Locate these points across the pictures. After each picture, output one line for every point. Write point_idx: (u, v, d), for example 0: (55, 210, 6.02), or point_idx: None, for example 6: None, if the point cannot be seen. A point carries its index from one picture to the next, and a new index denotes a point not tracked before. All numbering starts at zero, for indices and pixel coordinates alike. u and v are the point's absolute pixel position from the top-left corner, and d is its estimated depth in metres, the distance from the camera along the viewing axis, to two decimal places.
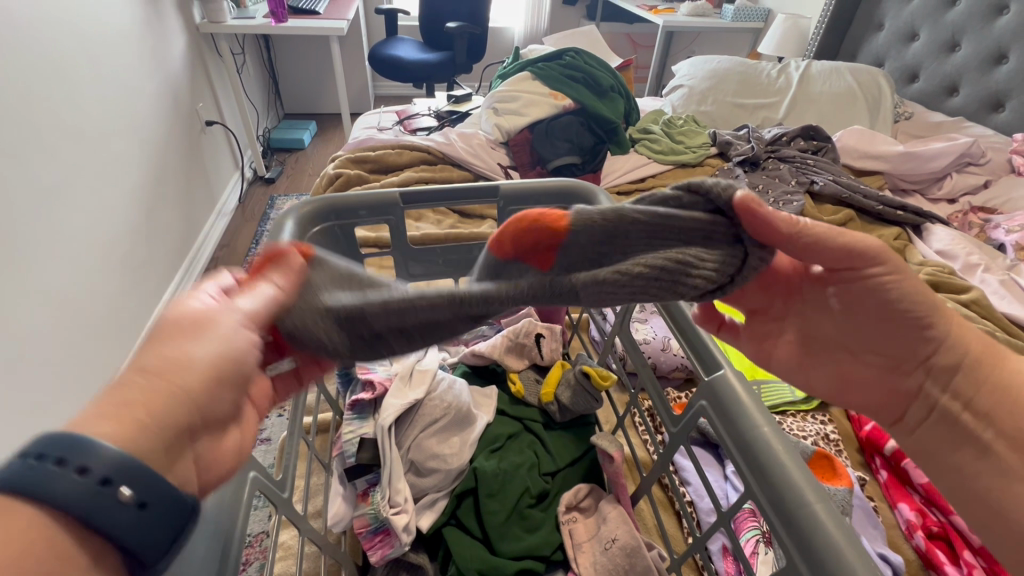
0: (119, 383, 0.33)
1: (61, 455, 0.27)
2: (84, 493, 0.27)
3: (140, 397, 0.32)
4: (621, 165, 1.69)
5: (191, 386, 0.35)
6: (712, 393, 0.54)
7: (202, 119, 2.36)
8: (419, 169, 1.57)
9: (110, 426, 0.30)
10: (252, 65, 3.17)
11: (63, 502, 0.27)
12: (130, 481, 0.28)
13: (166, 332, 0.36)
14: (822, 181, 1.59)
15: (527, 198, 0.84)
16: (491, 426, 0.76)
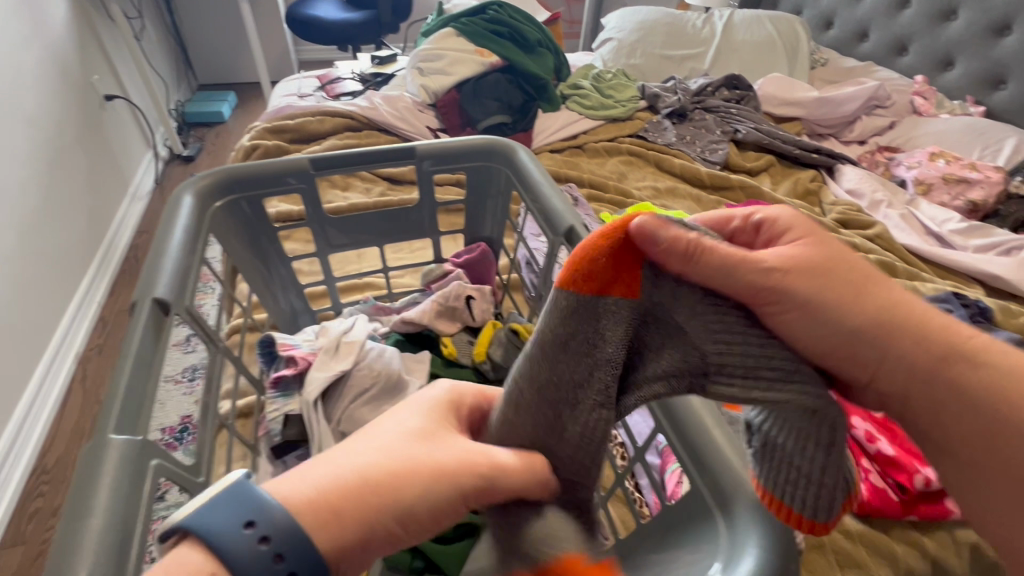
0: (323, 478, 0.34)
1: (253, 521, 0.31)
2: (246, 552, 0.30)
3: (338, 499, 0.33)
4: (553, 122, 1.68)
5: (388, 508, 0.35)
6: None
7: (99, 93, 2.13)
8: (343, 137, 1.49)
9: (317, 518, 0.32)
10: (154, 31, 2.88)
11: (236, 563, 0.30)
12: (293, 554, 0.31)
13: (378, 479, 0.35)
14: (744, 130, 1.64)
15: (446, 159, 0.81)
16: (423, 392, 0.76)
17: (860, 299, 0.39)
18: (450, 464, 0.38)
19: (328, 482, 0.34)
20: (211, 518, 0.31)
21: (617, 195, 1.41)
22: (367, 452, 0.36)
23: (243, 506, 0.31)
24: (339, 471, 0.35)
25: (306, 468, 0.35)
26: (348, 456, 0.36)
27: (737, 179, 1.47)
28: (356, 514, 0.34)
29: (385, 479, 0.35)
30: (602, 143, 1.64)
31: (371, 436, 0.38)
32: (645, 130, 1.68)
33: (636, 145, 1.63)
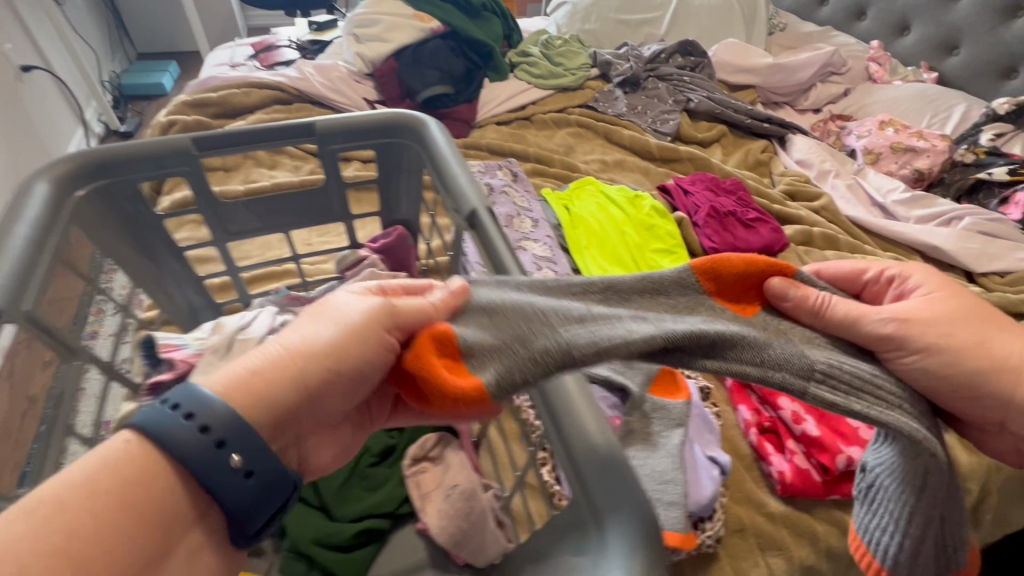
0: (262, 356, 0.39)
1: (192, 412, 0.34)
2: (189, 439, 0.34)
3: (264, 382, 0.38)
4: (500, 92, 1.59)
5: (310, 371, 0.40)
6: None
7: (12, 64, 1.94)
8: (271, 110, 1.39)
9: (250, 399, 0.37)
10: None
11: (182, 450, 0.34)
12: (236, 441, 0.35)
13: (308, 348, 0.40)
14: (697, 99, 1.59)
15: (349, 136, 0.74)
16: None
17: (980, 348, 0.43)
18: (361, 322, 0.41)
19: (246, 372, 0.37)
20: (152, 418, 0.34)
21: (562, 169, 1.36)
22: (281, 341, 0.40)
23: (179, 396, 0.35)
24: (272, 353, 0.40)
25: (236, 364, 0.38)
26: (271, 348, 0.40)
27: (686, 150, 1.42)
28: (281, 386, 0.38)
29: (305, 351, 0.40)
30: (551, 114, 1.56)
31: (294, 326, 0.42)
32: (596, 100, 1.61)
33: (586, 116, 1.56)
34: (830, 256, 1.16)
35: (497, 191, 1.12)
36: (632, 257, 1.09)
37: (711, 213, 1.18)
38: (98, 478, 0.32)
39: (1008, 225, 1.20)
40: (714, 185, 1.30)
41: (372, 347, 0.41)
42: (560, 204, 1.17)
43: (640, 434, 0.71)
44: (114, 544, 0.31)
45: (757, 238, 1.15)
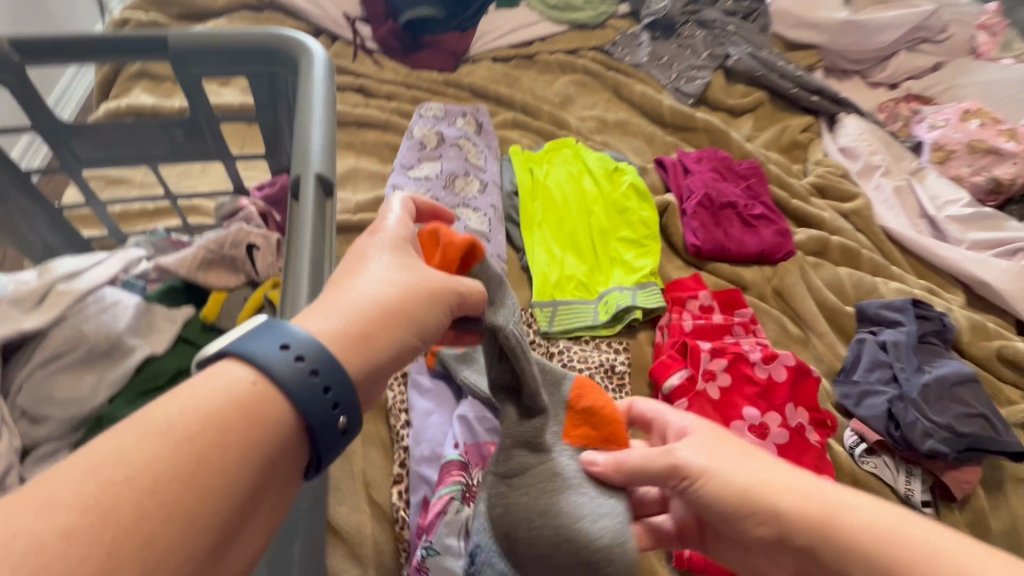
0: (351, 292, 0.35)
1: (291, 343, 0.29)
2: (283, 368, 0.28)
3: (365, 329, 0.33)
4: (503, 21, 1.36)
5: (404, 312, 0.35)
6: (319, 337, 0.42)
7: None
8: (236, 17, 1.25)
9: (350, 338, 0.32)
10: None
11: (280, 383, 0.28)
12: (334, 376, 0.30)
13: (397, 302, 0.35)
14: (737, 55, 1.31)
15: (208, 56, 0.60)
16: (158, 360, 0.61)
17: (796, 484, 0.39)
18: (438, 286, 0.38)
19: (344, 317, 0.33)
20: (257, 348, 0.29)
21: (548, 125, 1.16)
22: (369, 284, 0.35)
23: (283, 332, 0.29)
24: (362, 301, 0.34)
25: (317, 304, 0.33)
26: (355, 293, 0.35)
27: (703, 119, 1.18)
28: (376, 333, 0.34)
29: (404, 310, 0.35)
30: (557, 55, 1.33)
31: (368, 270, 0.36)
32: (615, 44, 1.36)
33: (597, 62, 1.33)
34: (842, 275, 0.94)
35: (448, 142, 0.95)
36: (592, 243, 0.91)
37: (704, 201, 0.96)
38: (208, 402, 0.26)
39: None
40: (725, 164, 1.06)
41: (440, 314, 0.38)
42: (525, 165, 0.98)
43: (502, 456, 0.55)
44: (208, 491, 0.25)
45: (754, 241, 0.94)
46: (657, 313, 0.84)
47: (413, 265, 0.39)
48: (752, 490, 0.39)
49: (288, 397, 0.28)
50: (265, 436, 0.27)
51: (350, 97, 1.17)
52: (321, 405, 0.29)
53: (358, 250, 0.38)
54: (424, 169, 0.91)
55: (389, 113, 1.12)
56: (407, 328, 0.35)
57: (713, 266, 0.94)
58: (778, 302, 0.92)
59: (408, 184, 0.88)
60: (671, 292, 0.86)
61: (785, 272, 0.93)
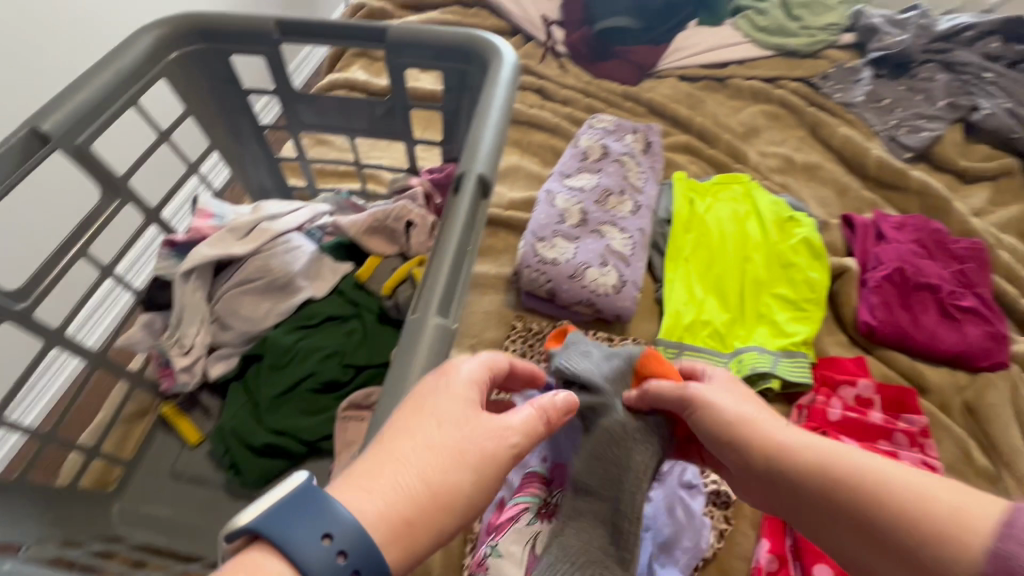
0: (386, 459, 0.32)
1: (333, 535, 0.27)
2: (318, 560, 0.27)
3: (405, 514, 0.30)
4: (702, 38, 1.29)
5: (446, 486, 0.32)
6: (447, 342, 0.43)
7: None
8: (447, 12, 1.38)
9: (389, 522, 0.30)
10: None
11: (307, 574, 0.26)
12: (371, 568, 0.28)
13: (435, 479, 0.32)
14: (988, 109, 1.08)
15: (416, 49, 0.67)
16: (317, 303, 0.71)
17: (755, 412, 0.45)
18: (490, 449, 0.35)
19: (378, 501, 0.30)
20: (288, 527, 0.27)
21: (724, 155, 1.08)
22: (419, 453, 0.32)
23: (314, 517, 0.27)
24: (404, 475, 0.32)
25: (364, 474, 0.31)
26: (404, 464, 0.32)
27: (919, 179, 0.99)
28: (417, 511, 0.31)
29: (449, 493, 0.32)
30: (753, 82, 1.23)
31: (420, 433, 0.33)
32: (826, 76, 1.21)
33: (799, 95, 1.19)
34: None
35: (611, 157, 0.94)
36: (742, 293, 0.82)
37: (895, 277, 0.81)
38: None
39: None
40: (935, 239, 0.88)
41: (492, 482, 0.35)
42: (686, 195, 0.92)
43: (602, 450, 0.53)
44: None
45: (952, 339, 0.77)
46: (798, 389, 0.74)
47: (467, 427, 0.35)
48: (723, 419, 0.46)
49: None
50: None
51: (528, 96, 1.22)
52: None
53: (417, 399, 0.35)
54: (581, 180, 0.90)
55: (561, 118, 1.15)
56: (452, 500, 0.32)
57: (887, 354, 0.79)
58: (965, 419, 0.75)
59: (563, 191, 0.88)
60: (823, 370, 0.76)
61: (987, 387, 0.75)
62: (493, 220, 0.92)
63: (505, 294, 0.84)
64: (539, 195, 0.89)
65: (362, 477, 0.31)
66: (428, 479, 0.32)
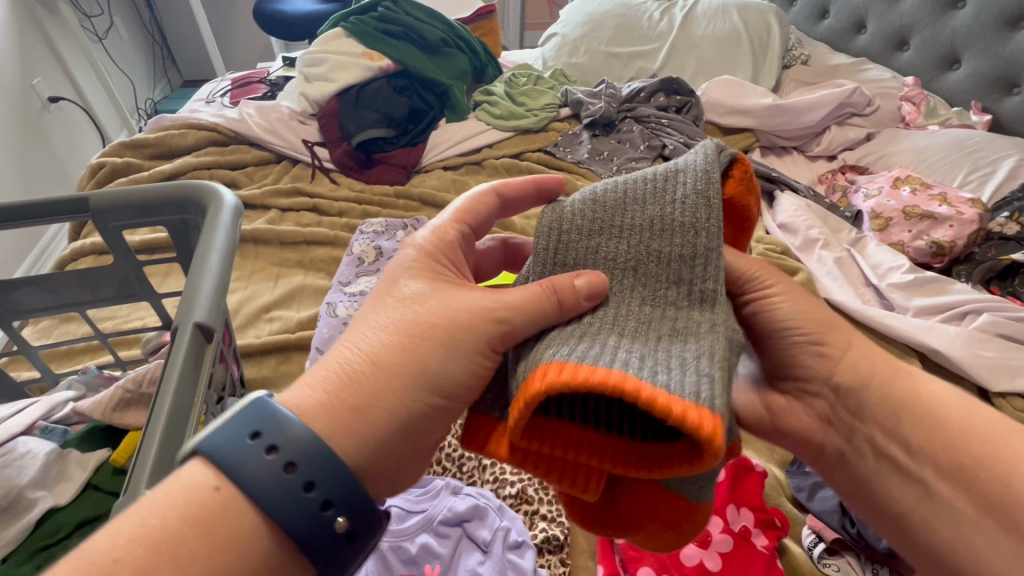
0: (333, 372, 0.38)
1: (259, 432, 0.33)
2: (253, 454, 0.32)
3: (361, 395, 0.37)
4: (453, 132, 1.47)
5: (385, 358, 0.39)
6: None
7: (40, 95, 1.90)
8: (203, 154, 1.37)
9: (325, 418, 0.36)
10: (124, 27, 2.51)
11: (244, 469, 0.32)
12: (300, 457, 0.33)
13: (376, 362, 0.39)
14: (672, 145, 1.39)
15: (125, 212, 0.65)
16: (60, 512, 0.59)
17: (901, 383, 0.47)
18: (458, 318, 0.41)
19: (314, 386, 0.37)
20: (216, 441, 0.32)
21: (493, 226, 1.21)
22: (365, 338, 0.40)
23: (242, 417, 0.33)
24: (340, 365, 0.38)
25: (313, 373, 0.38)
26: (349, 348, 0.40)
27: None
28: (381, 393, 0.38)
29: (401, 368, 0.39)
30: (503, 159, 1.42)
31: (373, 319, 0.41)
32: (557, 144, 1.46)
33: (542, 162, 1.41)
34: None
35: (386, 255, 0.99)
36: None
37: None
38: (175, 507, 0.31)
39: None
40: None
41: (470, 353, 0.40)
42: None
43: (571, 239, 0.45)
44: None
45: None
46: None
47: (415, 304, 0.42)
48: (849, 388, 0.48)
49: (256, 487, 0.32)
50: (231, 524, 0.31)
51: (303, 216, 1.25)
52: (303, 493, 0.32)
53: (382, 289, 0.44)
54: (361, 284, 0.94)
55: (339, 229, 1.19)
56: (416, 375, 0.39)
57: None
58: None
59: (343, 300, 0.90)
60: None
61: None
62: (282, 346, 0.90)
63: None
64: (322, 310, 0.90)
65: (309, 385, 0.37)
66: (376, 360, 0.39)
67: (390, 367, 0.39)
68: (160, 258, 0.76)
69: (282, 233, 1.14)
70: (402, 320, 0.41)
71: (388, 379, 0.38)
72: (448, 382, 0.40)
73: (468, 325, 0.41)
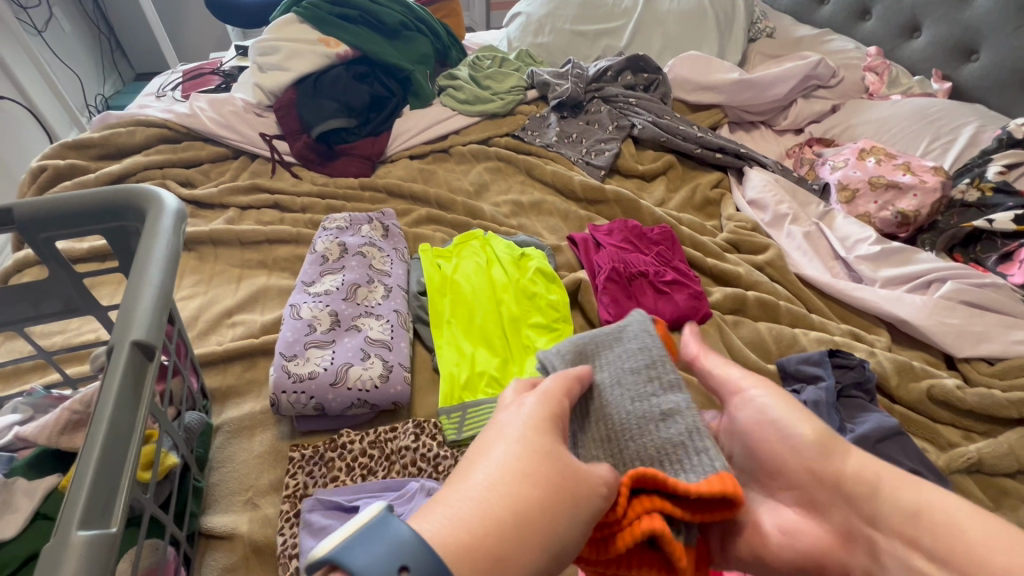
0: (491, 508, 0.34)
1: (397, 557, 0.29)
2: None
3: (494, 546, 0.33)
4: (417, 120, 1.43)
5: (532, 512, 0.35)
6: (112, 554, 0.35)
7: None
8: (154, 153, 1.30)
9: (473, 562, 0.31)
10: (66, 17, 2.36)
11: None
12: None
13: (529, 526, 0.34)
14: (640, 124, 1.38)
15: (58, 220, 0.60)
16: (8, 546, 0.55)
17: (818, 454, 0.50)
18: (597, 485, 0.39)
19: (477, 519, 0.33)
20: (352, 552, 0.29)
21: (463, 215, 1.18)
22: (525, 480, 0.36)
23: (391, 534, 0.30)
24: (499, 503, 0.34)
25: (465, 502, 0.34)
26: (500, 483, 0.36)
27: (612, 191, 1.21)
28: (520, 549, 0.33)
29: (552, 527, 0.35)
30: (470, 146, 1.39)
31: (524, 456, 0.38)
32: (525, 128, 1.43)
33: (510, 147, 1.38)
34: (762, 331, 0.93)
35: (351, 252, 0.96)
36: (500, 338, 0.88)
37: (613, 276, 0.96)
38: None
39: (1007, 292, 0.92)
40: (636, 233, 1.07)
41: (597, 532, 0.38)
42: (433, 262, 0.99)
43: (615, 429, 0.49)
44: None
45: (668, 308, 0.93)
46: None
47: (560, 456, 0.38)
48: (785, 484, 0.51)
49: None
50: None
51: (265, 213, 1.20)
52: None
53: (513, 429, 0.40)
54: (325, 283, 0.90)
55: (303, 226, 1.15)
56: (550, 539, 0.35)
57: None
58: None
59: (308, 300, 0.86)
60: None
61: (704, 336, 0.92)
62: (246, 352, 0.86)
63: (276, 425, 0.78)
64: (285, 313, 0.86)
65: (467, 514, 0.33)
66: (531, 514, 0.35)
67: (542, 523, 0.35)
68: (104, 268, 0.72)
69: (242, 233, 1.09)
70: (554, 464, 0.38)
71: (532, 540, 0.34)
72: (566, 549, 0.36)
73: (599, 501, 0.38)
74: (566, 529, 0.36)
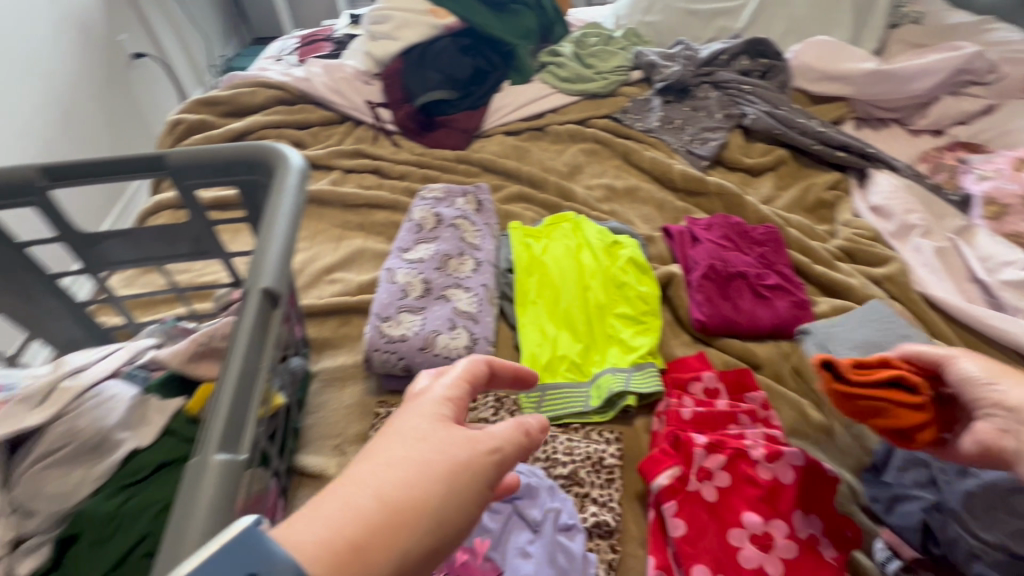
0: (352, 504, 0.31)
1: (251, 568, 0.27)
2: None
3: (360, 540, 0.29)
4: (516, 96, 1.42)
5: (401, 497, 0.32)
6: (240, 479, 0.39)
7: (126, 51, 2.00)
8: (271, 113, 1.40)
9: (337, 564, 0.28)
10: None
11: None
12: None
13: (399, 514, 0.31)
14: (753, 113, 1.28)
15: (199, 170, 0.66)
16: (143, 453, 0.63)
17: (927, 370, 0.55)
18: (470, 459, 0.35)
19: (331, 520, 0.30)
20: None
21: (554, 195, 1.17)
22: (393, 471, 0.33)
23: (237, 552, 0.27)
24: (361, 502, 0.31)
25: (322, 506, 0.30)
26: (359, 483, 0.32)
27: (715, 183, 1.14)
28: (390, 542, 0.30)
29: (427, 506, 0.32)
30: (567, 126, 1.36)
31: (390, 447, 0.34)
32: (625, 111, 1.38)
33: (608, 130, 1.34)
34: None
35: (446, 223, 0.98)
36: (585, 324, 0.87)
37: (709, 274, 0.91)
38: None
39: None
40: (738, 231, 1.01)
41: (477, 503, 0.35)
42: (523, 241, 0.99)
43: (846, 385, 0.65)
44: None
45: (767, 314, 0.87)
46: (655, 398, 0.79)
47: (432, 439, 0.35)
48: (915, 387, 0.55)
49: None
50: None
51: (365, 178, 1.25)
52: None
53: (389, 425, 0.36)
54: (419, 251, 0.93)
55: (399, 193, 1.19)
56: (426, 522, 0.32)
57: (723, 342, 0.87)
58: (797, 382, 0.84)
59: (403, 266, 0.90)
60: (672, 374, 0.81)
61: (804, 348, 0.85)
62: (343, 309, 0.91)
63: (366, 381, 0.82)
64: (380, 276, 0.90)
65: (322, 513, 0.30)
66: (398, 499, 0.32)
67: (413, 508, 0.32)
68: (231, 217, 0.78)
69: (344, 195, 1.14)
70: (425, 447, 0.34)
71: (404, 527, 0.31)
72: (451, 530, 0.33)
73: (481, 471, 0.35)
74: (444, 508, 0.33)
